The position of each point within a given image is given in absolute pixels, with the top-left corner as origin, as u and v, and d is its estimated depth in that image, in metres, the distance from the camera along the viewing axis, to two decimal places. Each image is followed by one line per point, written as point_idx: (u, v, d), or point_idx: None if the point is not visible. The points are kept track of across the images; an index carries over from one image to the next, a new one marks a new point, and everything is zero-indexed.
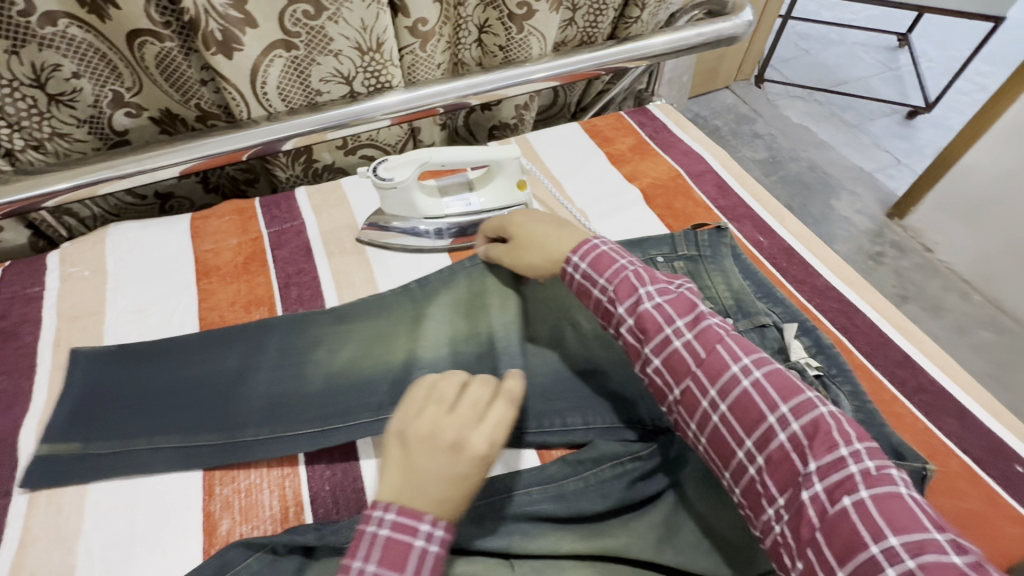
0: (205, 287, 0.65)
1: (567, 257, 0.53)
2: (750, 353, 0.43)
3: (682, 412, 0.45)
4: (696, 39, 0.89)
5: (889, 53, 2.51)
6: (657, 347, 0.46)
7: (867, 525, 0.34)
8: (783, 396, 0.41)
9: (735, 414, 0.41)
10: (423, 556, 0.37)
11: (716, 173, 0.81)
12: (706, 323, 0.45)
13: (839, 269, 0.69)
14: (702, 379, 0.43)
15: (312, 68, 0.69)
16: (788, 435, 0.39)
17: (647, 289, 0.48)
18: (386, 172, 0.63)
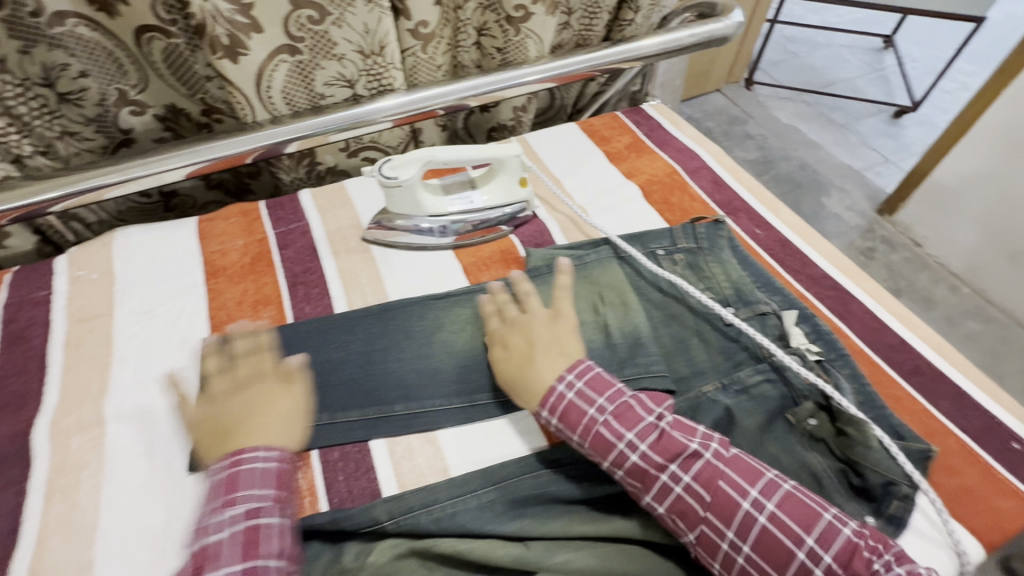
0: (212, 287, 0.66)
1: (538, 408, 0.51)
2: (756, 482, 0.45)
3: (702, 552, 0.45)
4: (689, 40, 0.92)
5: (875, 55, 2.56)
6: (658, 496, 0.46)
7: None
8: (805, 527, 0.42)
9: (760, 553, 0.42)
10: (252, 469, 0.48)
11: (711, 169, 0.83)
12: (699, 459, 0.46)
13: (833, 258, 0.71)
14: (715, 522, 0.44)
15: (317, 72, 0.70)
16: (823, 568, 0.41)
17: (628, 438, 0.47)
18: (392, 170, 0.64)
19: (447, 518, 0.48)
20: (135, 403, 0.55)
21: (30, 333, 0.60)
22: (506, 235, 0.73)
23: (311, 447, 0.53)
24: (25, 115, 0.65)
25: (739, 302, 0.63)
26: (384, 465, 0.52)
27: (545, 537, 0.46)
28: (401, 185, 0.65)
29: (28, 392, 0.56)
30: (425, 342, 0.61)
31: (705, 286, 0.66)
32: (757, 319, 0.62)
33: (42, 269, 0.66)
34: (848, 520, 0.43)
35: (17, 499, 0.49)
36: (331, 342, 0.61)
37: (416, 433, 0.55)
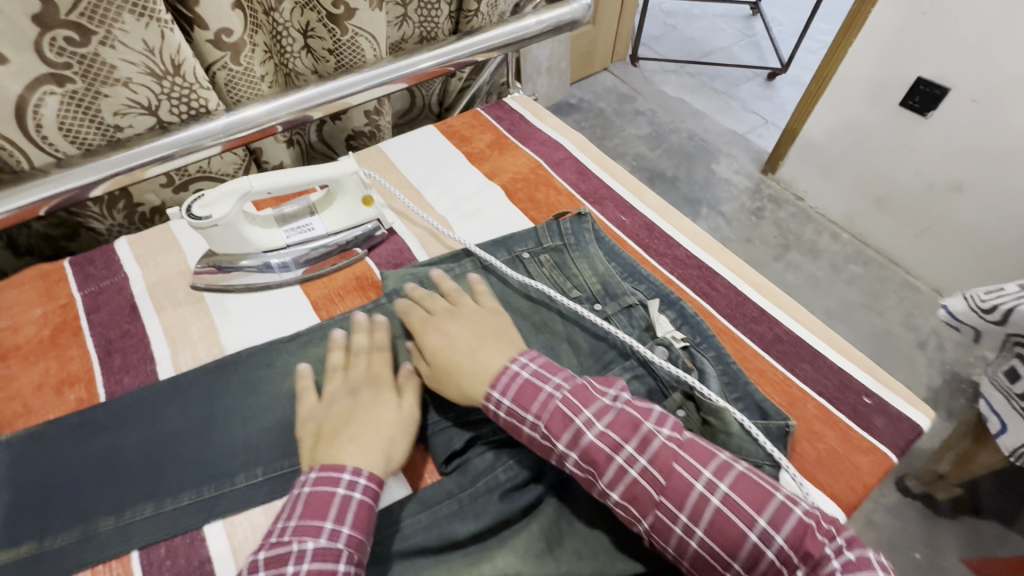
0: (1, 373, 0.55)
1: (487, 393, 0.48)
2: (708, 462, 0.42)
3: (654, 538, 0.42)
4: (537, 27, 0.89)
5: (745, 21, 2.70)
6: (612, 480, 0.42)
7: None
8: (757, 507, 0.39)
9: (713, 535, 0.39)
10: (345, 501, 0.41)
11: (575, 158, 0.80)
12: (656, 440, 0.43)
13: (697, 236, 0.71)
14: (669, 506, 0.41)
15: (100, 101, 0.60)
16: (775, 551, 0.38)
17: (585, 417, 0.44)
18: (204, 210, 0.56)
19: None
20: None
21: None
22: (361, 258, 0.66)
23: (129, 550, 0.45)
24: None
25: (607, 297, 0.62)
26: (224, 552, 0.46)
27: None
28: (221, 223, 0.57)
29: None
30: (270, 395, 0.54)
31: (573, 285, 0.63)
32: (624, 313, 0.60)
33: None
34: (801, 500, 0.40)
35: None
36: (155, 416, 0.52)
37: (261, 505, 0.48)
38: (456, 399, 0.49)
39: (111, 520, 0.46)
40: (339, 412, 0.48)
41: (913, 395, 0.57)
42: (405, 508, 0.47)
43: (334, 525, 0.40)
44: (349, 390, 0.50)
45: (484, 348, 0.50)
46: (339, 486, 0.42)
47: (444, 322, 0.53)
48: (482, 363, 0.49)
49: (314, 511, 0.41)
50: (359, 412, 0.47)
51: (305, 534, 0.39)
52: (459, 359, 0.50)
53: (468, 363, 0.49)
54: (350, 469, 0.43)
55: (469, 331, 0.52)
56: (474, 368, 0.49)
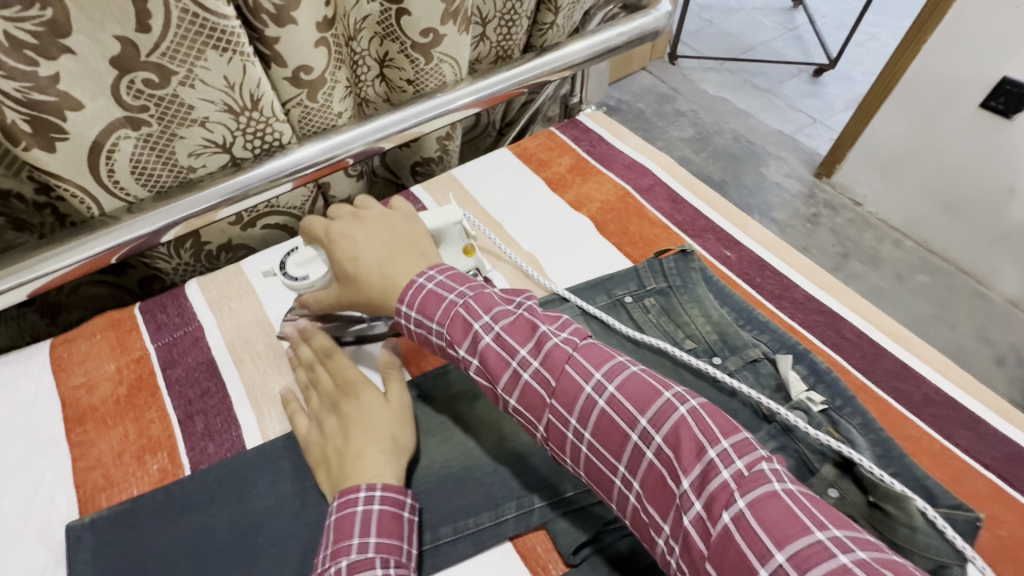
0: (79, 439, 0.51)
1: (397, 308, 0.47)
2: (602, 366, 0.40)
3: (553, 443, 0.41)
4: (618, 39, 0.82)
5: (787, 14, 2.58)
6: (508, 386, 0.41)
7: (750, 543, 0.31)
8: (640, 409, 0.37)
9: (600, 439, 0.38)
10: (369, 516, 0.42)
11: (665, 184, 0.74)
12: (550, 342, 0.41)
13: (814, 274, 0.64)
14: (559, 410, 0.40)
15: (175, 143, 0.55)
16: (654, 452, 0.36)
17: (481, 322, 0.43)
18: (298, 272, 0.52)
19: None
20: None
21: None
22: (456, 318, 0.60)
23: None
24: None
25: (726, 349, 0.55)
26: None
27: None
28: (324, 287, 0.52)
29: None
30: None
31: (684, 334, 0.57)
32: (749, 368, 0.54)
33: None
34: (689, 399, 0.37)
35: None
36: (247, 492, 0.48)
37: None
38: (365, 305, 0.50)
39: None
40: (348, 418, 0.48)
41: None
42: None
43: (361, 538, 0.41)
44: (353, 393, 0.50)
45: (393, 260, 0.49)
46: (358, 503, 0.42)
47: (354, 227, 0.51)
48: (391, 273, 0.48)
49: (341, 531, 0.41)
50: (370, 418, 0.48)
51: (339, 555, 0.40)
52: (369, 273, 0.49)
53: (377, 275, 0.49)
54: (364, 484, 0.43)
55: (376, 240, 0.50)
56: (382, 281, 0.48)
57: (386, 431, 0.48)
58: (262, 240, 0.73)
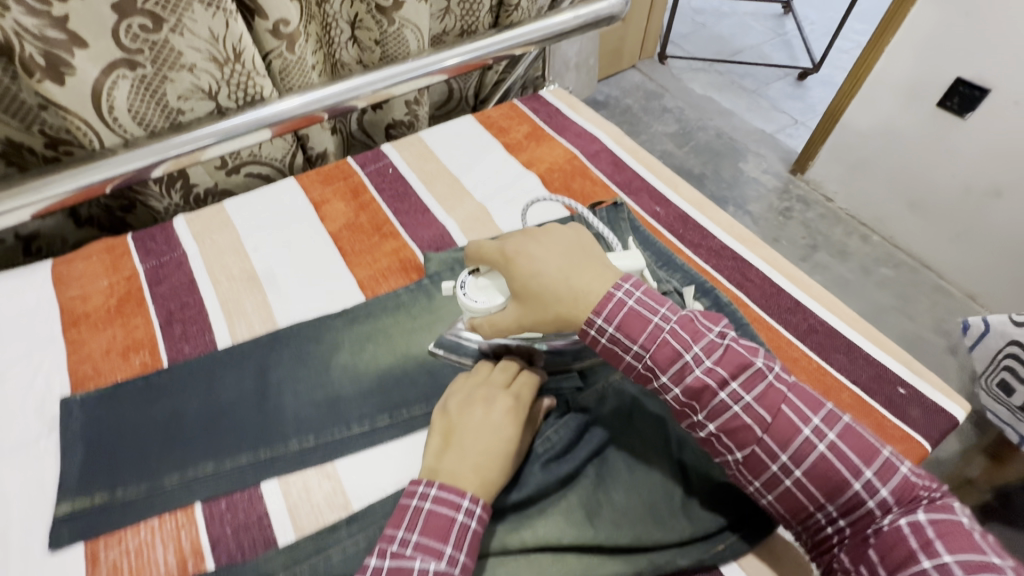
0: (73, 338, 0.59)
1: (589, 317, 0.44)
2: (817, 410, 0.41)
3: (743, 467, 0.42)
4: (574, 21, 0.90)
5: (776, 20, 2.66)
6: (712, 414, 0.41)
7: (919, 540, 0.37)
8: (864, 460, 0.40)
9: (811, 478, 0.40)
10: (463, 530, 0.41)
11: (610, 150, 0.82)
12: (765, 379, 0.41)
13: (732, 228, 0.72)
14: (771, 445, 0.40)
15: (165, 86, 0.64)
16: (875, 501, 0.39)
17: (697, 353, 0.42)
18: (477, 295, 0.51)
19: (347, 562, 0.44)
20: None
21: None
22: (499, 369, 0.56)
23: (194, 502, 0.48)
24: None
25: None
26: (280, 511, 0.48)
27: None
28: (500, 307, 0.50)
29: None
30: (322, 367, 0.57)
31: None
32: None
33: None
34: (904, 459, 0.40)
35: None
36: (216, 381, 0.56)
37: (313, 467, 0.51)
38: (547, 321, 0.46)
39: (176, 475, 0.49)
40: (486, 422, 0.47)
41: (949, 387, 0.57)
42: None
43: (451, 550, 0.40)
44: (481, 402, 0.48)
45: (577, 270, 0.46)
46: (458, 511, 0.41)
47: (533, 247, 0.48)
48: (572, 281, 0.45)
49: (434, 531, 0.40)
50: (485, 433, 0.46)
51: (422, 554, 0.39)
52: (554, 288, 0.45)
53: (565, 290, 0.45)
54: (469, 495, 0.42)
55: (555, 252, 0.47)
56: (569, 294, 0.45)
57: (490, 454, 0.45)
58: (243, 186, 0.81)
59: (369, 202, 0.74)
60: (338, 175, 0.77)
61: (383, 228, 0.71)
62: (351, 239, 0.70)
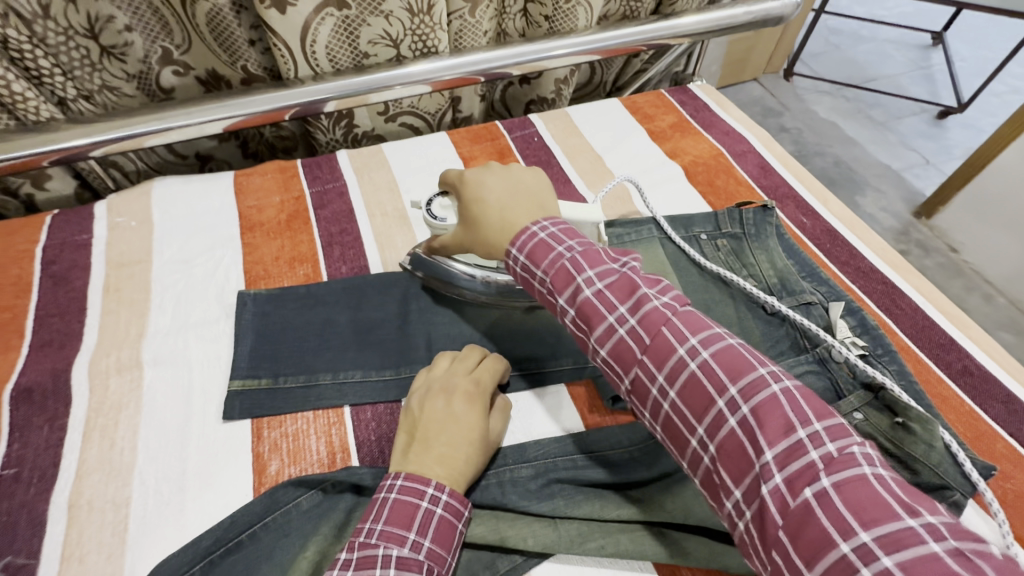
0: (249, 242, 0.65)
1: (508, 248, 0.48)
2: (738, 378, 0.37)
3: (668, 438, 0.40)
4: (744, 17, 0.88)
5: (922, 51, 2.45)
6: (602, 338, 0.42)
7: (832, 518, 0.31)
8: (745, 394, 0.36)
9: (722, 455, 0.36)
10: (428, 515, 0.41)
11: (758, 153, 0.80)
12: (649, 304, 0.41)
13: (884, 253, 0.68)
14: (648, 365, 0.40)
15: (362, 29, 0.69)
16: (773, 479, 0.33)
17: (585, 276, 0.44)
18: (439, 214, 0.55)
19: (479, 490, 0.47)
20: (173, 349, 0.56)
21: (72, 275, 0.60)
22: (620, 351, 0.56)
23: (343, 405, 0.53)
24: (68, 63, 0.65)
25: (783, 291, 0.62)
26: None
27: (578, 520, 0.46)
28: (454, 227, 0.54)
29: (69, 333, 0.56)
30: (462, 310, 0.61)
31: (748, 273, 0.64)
32: (801, 309, 0.60)
33: (84, 213, 0.66)
34: (812, 411, 0.35)
35: (58, 435, 0.49)
36: (367, 303, 0.61)
37: None
38: (480, 246, 0.52)
39: (329, 377, 0.54)
40: (449, 415, 0.47)
41: None
42: (579, 444, 0.51)
43: (416, 537, 0.40)
44: (441, 392, 0.49)
45: (515, 207, 0.50)
46: (423, 498, 0.41)
47: (487, 172, 0.53)
48: (511, 220, 0.49)
49: (399, 519, 0.40)
50: (451, 426, 0.46)
51: (389, 541, 0.39)
52: (490, 215, 0.50)
53: (496, 218, 0.50)
54: (434, 483, 0.42)
55: (506, 188, 0.51)
56: (500, 224, 0.50)
57: (463, 447, 0.46)
58: (395, 135, 0.86)
59: (513, 165, 0.77)
60: (486, 136, 0.80)
61: None
62: None
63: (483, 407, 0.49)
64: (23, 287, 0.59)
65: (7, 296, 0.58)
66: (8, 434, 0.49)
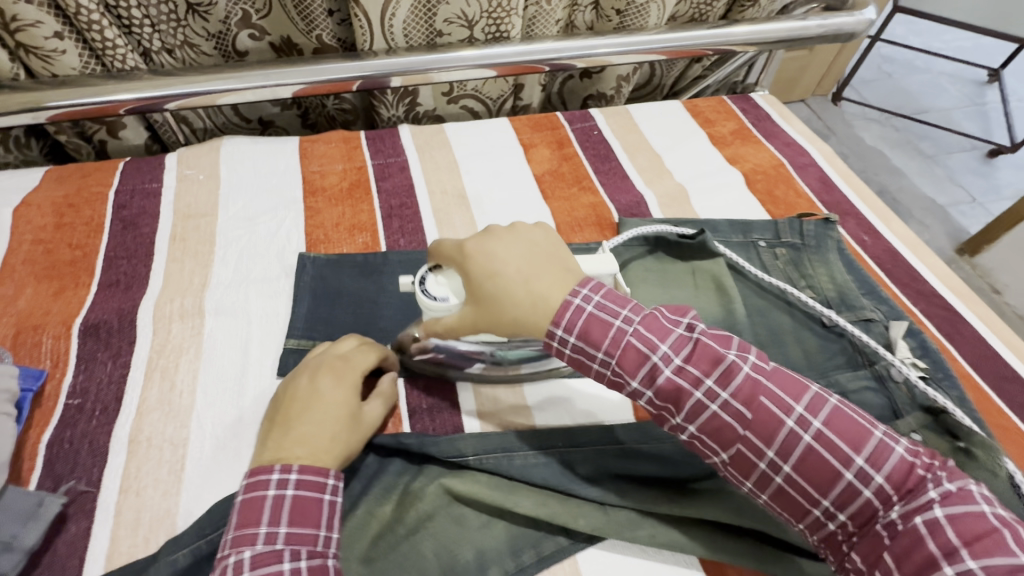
0: (310, 206, 0.66)
1: (548, 328, 0.43)
2: (801, 399, 0.40)
3: (732, 467, 0.41)
4: (817, 30, 0.87)
5: (977, 87, 2.39)
6: (690, 415, 0.40)
7: (936, 538, 0.34)
8: (857, 447, 0.38)
9: (804, 473, 0.38)
10: (333, 506, 0.41)
11: (820, 167, 0.79)
12: (739, 372, 0.40)
13: (947, 278, 0.67)
14: (753, 441, 0.39)
15: (440, 6, 0.71)
16: (872, 490, 0.37)
17: (662, 352, 0.41)
18: (435, 293, 0.47)
19: (528, 469, 0.47)
20: (234, 301, 0.57)
21: (141, 221, 0.62)
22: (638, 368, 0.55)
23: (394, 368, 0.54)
24: (155, 17, 0.67)
25: (842, 305, 0.61)
26: (467, 403, 0.53)
27: (626, 508, 0.46)
28: (459, 305, 0.46)
29: (136, 275, 0.58)
30: None
31: (806, 283, 0.63)
32: (860, 324, 0.59)
33: (155, 163, 0.68)
34: (897, 437, 0.38)
35: (121, 372, 0.50)
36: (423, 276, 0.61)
37: (500, 375, 0.55)
38: (504, 324, 0.44)
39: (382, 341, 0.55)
40: (314, 395, 0.45)
41: None
42: (628, 433, 0.50)
43: (325, 530, 0.39)
44: (310, 371, 0.47)
45: (540, 276, 0.44)
46: (324, 491, 0.41)
47: (489, 240, 0.46)
48: (540, 298, 0.43)
49: (302, 517, 0.39)
50: (314, 406, 0.44)
51: (242, 543, 0.37)
52: (512, 290, 0.43)
53: (522, 292, 0.43)
54: (279, 467, 0.40)
55: (515, 255, 0.45)
56: (528, 301, 0.43)
57: (328, 425, 0.44)
58: (455, 118, 0.87)
59: (572, 155, 0.77)
60: (547, 125, 0.80)
61: (584, 182, 0.74)
62: (552, 184, 0.73)
63: (353, 388, 0.47)
64: (95, 228, 0.61)
65: (79, 235, 0.60)
66: (74, 366, 0.50)
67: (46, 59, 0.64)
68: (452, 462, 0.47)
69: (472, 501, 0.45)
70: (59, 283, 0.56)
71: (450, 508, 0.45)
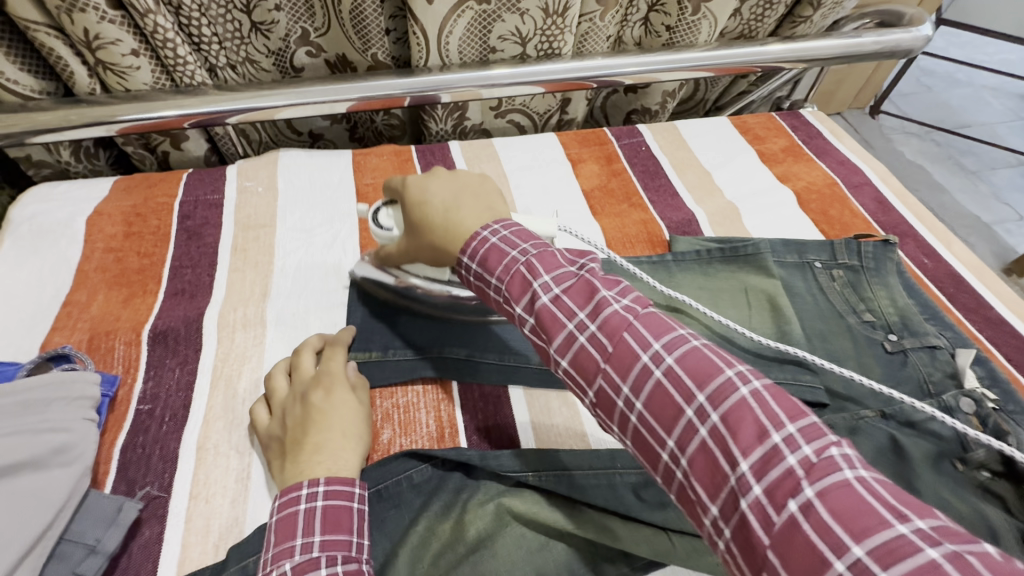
0: (365, 219, 0.67)
1: (459, 256, 0.46)
2: (686, 347, 0.35)
3: (638, 450, 0.36)
4: (871, 47, 0.86)
5: (1022, 102, 2.31)
6: (561, 346, 0.38)
7: (827, 537, 0.27)
8: (785, 412, 0.31)
9: (670, 418, 0.34)
10: (312, 511, 0.39)
11: (875, 187, 0.77)
12: (611, 307, 0.37)
13: (1014, 305, 0.65)
14: (617, 378, 0.36)
15: (495, 24, 0.72)
16: (712, 434, 0.32)
17: (544, 284, 0.40)
18: (385, 222, 0.55)
19: (591, 489, 0.47)
20: (295, 311, 0.58)
21: (204, 230, 0.64)
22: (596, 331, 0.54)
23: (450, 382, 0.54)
24: (221, 34, 0.70)
25: (904, 331, 0.59)
26: (524, 419, 0.53)
27: (689, 535, 0.45)
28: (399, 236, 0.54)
29: (200, 285, 0.59)
30: None
31: (865, 306, 0.61)
32: (925, 352, 0.57)
33: (217, 175, 0.70)
34: (763, 387, 0.32)
35: (188, 379, 0.52)
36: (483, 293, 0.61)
37: (555, 393, 0.55)
38: (426, 249, 0.50)
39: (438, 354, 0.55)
40: (315, 407, 0.46)
41: None
42: None
43: (306, 538, 0.37)
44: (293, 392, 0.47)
45: (460, 206, 0.47)
46: (300, 503, 0.39)
47: (433, 177, 0.51)
48: (455, 214, 0.47)
49: (284, 532, 0.38)
50: (315, 418, 0.45)
51: (281, 558, 0.37)
52: (433, 216, 0.48)
53: (441, 218, 0.47)
54: (309, 483, 0.40)
55: (451, 186, 0.49)
56: (444, 225, 0.47)
57: (340, 432, 0.45)
58: (501, 132, 0.88)
59: (620, 171, 0.77)
60: (594, 141, 0.80)
61: (633, 198, 0.73)
62: (601, 200, 0.73)
63: (335, 387, 0.48)
64: (161, 237, 0.63)
65: (147, 244, 0.62)
66: (144, 372, 0.52)
67: (122, 75, 0.67)
68: (510, 478, 0.47)
69: (533, 522, 0.45)
70: (129, 290, 0.58)
71: (509, 527, 0.45)
